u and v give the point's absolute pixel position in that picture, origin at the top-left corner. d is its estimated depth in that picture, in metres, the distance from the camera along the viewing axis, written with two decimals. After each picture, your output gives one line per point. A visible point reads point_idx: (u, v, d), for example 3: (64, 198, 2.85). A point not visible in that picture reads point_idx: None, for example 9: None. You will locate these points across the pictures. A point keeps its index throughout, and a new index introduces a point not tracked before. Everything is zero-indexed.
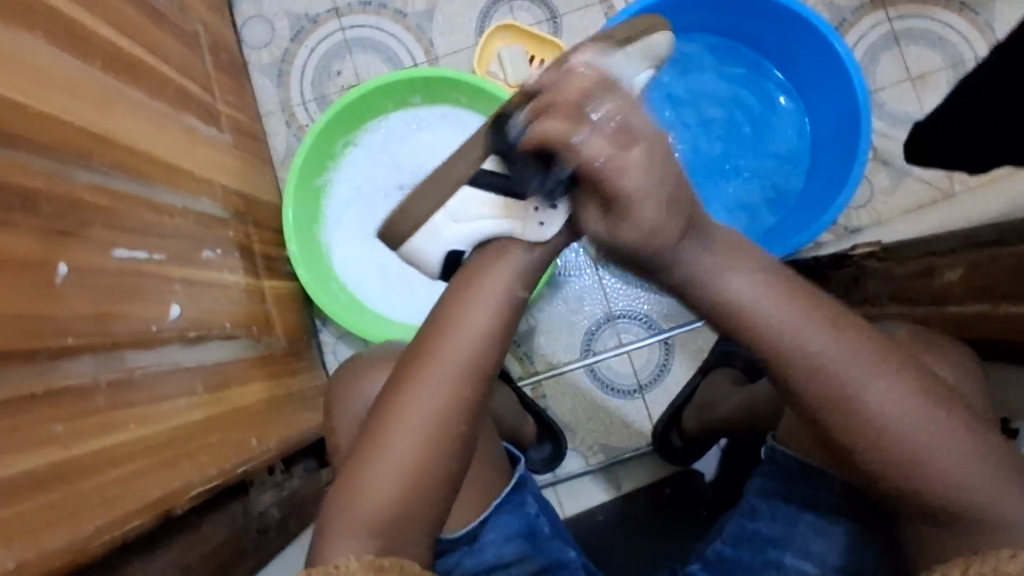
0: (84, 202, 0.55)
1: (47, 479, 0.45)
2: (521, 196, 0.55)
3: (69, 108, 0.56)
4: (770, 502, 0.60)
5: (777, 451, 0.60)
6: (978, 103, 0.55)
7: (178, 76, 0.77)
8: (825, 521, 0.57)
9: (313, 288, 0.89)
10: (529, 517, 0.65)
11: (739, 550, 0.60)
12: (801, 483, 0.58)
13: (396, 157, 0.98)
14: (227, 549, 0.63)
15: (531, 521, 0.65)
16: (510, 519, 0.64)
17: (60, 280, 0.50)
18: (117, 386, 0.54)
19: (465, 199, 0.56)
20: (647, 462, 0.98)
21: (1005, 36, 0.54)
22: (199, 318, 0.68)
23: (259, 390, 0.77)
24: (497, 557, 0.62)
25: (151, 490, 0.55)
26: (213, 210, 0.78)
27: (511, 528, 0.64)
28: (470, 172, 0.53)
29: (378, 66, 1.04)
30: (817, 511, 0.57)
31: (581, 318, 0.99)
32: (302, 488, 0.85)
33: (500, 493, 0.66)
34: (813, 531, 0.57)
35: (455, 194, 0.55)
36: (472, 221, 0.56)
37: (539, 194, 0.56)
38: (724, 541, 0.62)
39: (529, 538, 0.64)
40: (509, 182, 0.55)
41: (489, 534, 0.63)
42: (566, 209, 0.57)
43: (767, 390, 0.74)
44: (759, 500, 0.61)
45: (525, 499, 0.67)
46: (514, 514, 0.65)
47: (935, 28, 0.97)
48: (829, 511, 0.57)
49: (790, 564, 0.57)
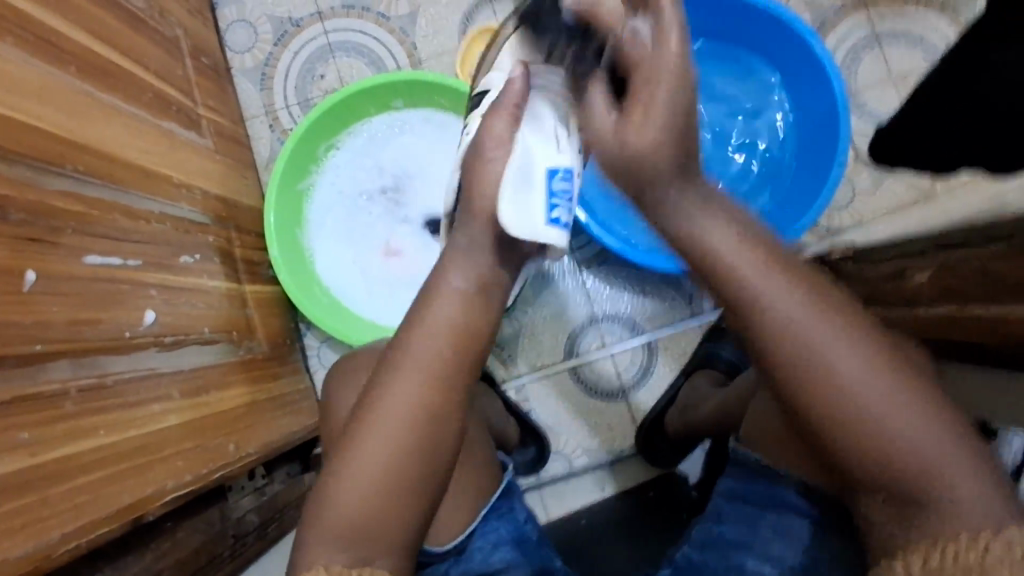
0: (54, 209, 0.55)
1: (12, 488, 0.45)
2: None
3: (39, 114, 0.55)
4: (735, 507, 0.60)
5: (741, 453, 0.62)
6: (943, 107, 0.55)
7: (156, 81, 0.77)
8: (784, 524, 0.57)
9: (296, 293, 0.89)
10: (517, 524, 0.65)
11: (705, 555, 0.59)
12: (765, 483, 0.59)
13: (379, 161, 0.98)
14: (203, 555, 0.63)
15: (519, 528, 0.65)
16: (498, 525, 0.64)
17: (28, 287, 0.50)
18: (88, 393, 0.54)
19: None
20: (631, 463, 0.98)
21: (969, 40, 0.54)
22: (175, 323, 0.68)
23: (239, 395, 0.77)
24: (484, 564, 0.62)
25: (122, 497, 0.55)
26: (192, 215, 0.77)
27: (499, 534, 0.64)
28: None
29: (361, 69, 1.04)
30: (780, 514, 0.57)
31: (565, 320, 0.99)
32: (283, 493, 0.85)
33: (488, 501, 0.65)
34: (773, 534, 0.57)
35: None
36: None
37: None
38: (691, 546, 0.61)
39: (517, 546, 0.64)
40: None
41: (478, 539, 0.63)
42: None
43: (738, 395, 0.76)
44: (725, 503, 0.61)
45: (513, 506, 0.67)
46: (503, 521, 0.65)
47: (916, 29, 0.98)
48: (792, 511, 0.57)
49: (751, 568, 0.56)
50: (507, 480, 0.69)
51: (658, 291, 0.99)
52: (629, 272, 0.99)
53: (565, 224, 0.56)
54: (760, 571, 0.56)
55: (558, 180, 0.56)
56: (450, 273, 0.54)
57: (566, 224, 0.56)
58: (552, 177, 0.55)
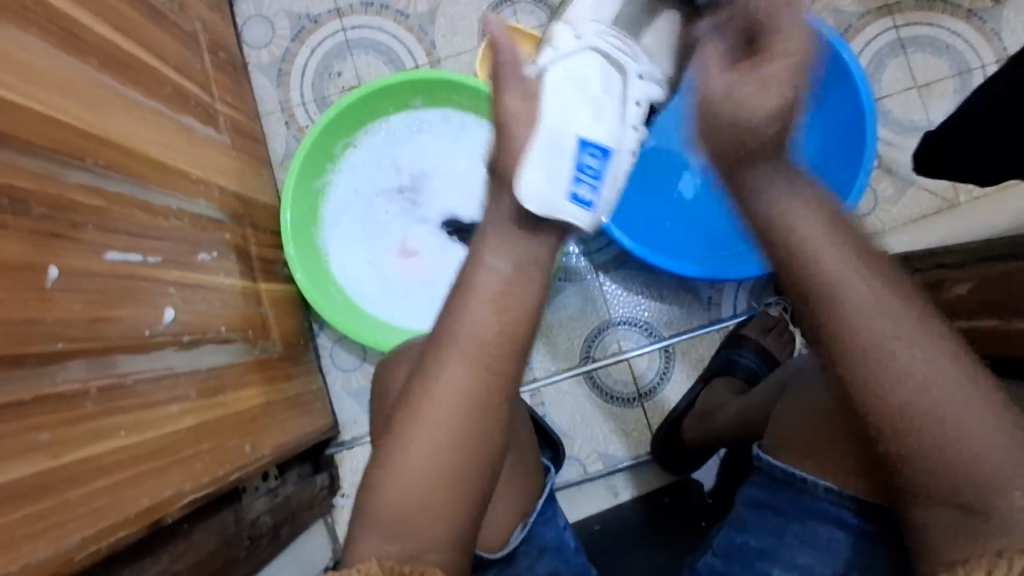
0: (74, 203, 0.54)
1: (36, 490, 0.44)
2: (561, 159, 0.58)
3: (65, 108, 0.55)
4: (760, 515, 0.61)
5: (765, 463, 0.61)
6: (995, 123, 0.55)
7: (176, 75, 0.76)
8: (811, 533, 0.57)
9: (311, 292, 0.88)
10: (559, 530, 0.68)
11: (729, 564, 0.60)
12: (797, 494, 0.58)
13: (396, 160, 0.97)
14: (219, 557, 0.63)
15: (559, 534, 0.68)
16: (544, 530, 0.67)
17: (50, 283, 0.49)
18: (108, 392, 0.53)
19: (548, 199, 0.56)
20: (646, 469, 0.97)
21: None
22: (193, 320, 0.67)
23: (255, 395, 0.76)
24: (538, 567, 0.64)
25: (141, 500, 0.54)
26: (210, 211, 0.76)
27: (547, 539, 0.66)
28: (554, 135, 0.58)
29: (379, 67, 1.03)
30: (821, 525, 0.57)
31: (580, 324, 0.98)
32: (295, 496, 0.84)
33: (535, 505, 0.67)
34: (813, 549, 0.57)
35: (548, 183, 0.56)
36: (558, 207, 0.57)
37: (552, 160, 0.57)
38: (714, 554, 0.62)
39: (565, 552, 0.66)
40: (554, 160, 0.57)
41: (526, 544, 0.65)
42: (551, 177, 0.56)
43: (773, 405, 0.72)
44: (750, 513, 0.62)
45: (555, 510, 0.69)
46: (549, 526, 0.67)
47: (942, 37, 0.97)
48: (834, 522, 0.56)
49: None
50: (550, 485, 0.70)
51: (676, 295, 0.98)
52: (647, 275, 0.98)
53: (584, 200, 0.58)
54: None
55: (587, 154, 0.59)
56: (495, 259, 0.56)
57: (588, 203, 0.59)
58: (580, 150, 0.59)
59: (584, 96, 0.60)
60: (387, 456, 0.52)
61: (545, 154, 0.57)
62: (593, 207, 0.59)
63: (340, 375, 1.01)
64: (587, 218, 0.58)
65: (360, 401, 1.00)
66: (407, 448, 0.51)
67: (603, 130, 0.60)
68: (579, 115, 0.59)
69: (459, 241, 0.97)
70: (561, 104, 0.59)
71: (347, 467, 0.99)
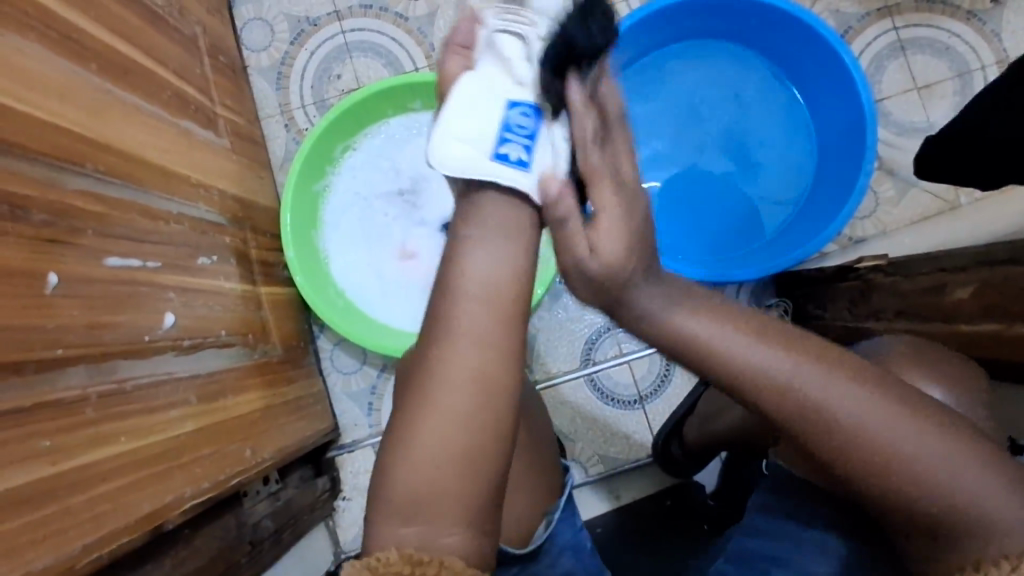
0: (74, 208, 0.53)
1: (37, 498, 0.44)
2: (462, 121, 0.52)
3: (65, 114, 0.55)
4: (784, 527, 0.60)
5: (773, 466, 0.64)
6: (997, 128, 0.55)
7: (176, 80, 0.76)
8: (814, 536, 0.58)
9: (311, 295, 0.87)
10: (575, 530, 0.68)
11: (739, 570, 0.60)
12: None
13: (395, 162, 0.97)
14: (220, 563, 0.63)
15: (577, 536, 0.67)
16: (564, 528, 0.66)
17: (50, 289, 0.49)
18: (108, 398, 0.53)
19: (462, 161, 0.52)
20: (647, 473, 0.96)
21: None
22: (193, 325, 0.67)
23: (255, 399, 0.76)
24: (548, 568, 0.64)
25: (141, 505, 0.54)
26: (210, 215, 0.76)
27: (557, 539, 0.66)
28: (454, 100, 0.53)
29: (378, 69, 1.03)
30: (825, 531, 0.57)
31: (581, 327, 0.98)
32: (296, 499, 0.83)
33: (556, 505, 0.66)
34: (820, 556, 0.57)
35: (456, 148, 0.52)
36: (475, 167, 0.51)
37: (455, 123, 0.53)
38: (727, 560, 0.62)
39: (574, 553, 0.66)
40: (459, 120, 0.53)
41: (548, 543, 0.64)
42: (462, 141, 0.52)
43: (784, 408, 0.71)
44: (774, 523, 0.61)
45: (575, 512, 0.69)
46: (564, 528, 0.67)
47: (941, 38, 0.96)
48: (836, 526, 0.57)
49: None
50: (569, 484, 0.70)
51: None
52: None
53: (515, 161, 0.51)
54: None
55: (515, 114, 0.53)
56: None
57: (520, 160, 0.52)
58: (511, 109, 0.53)
59: (492, 80, 0.53)
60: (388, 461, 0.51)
61: (450, 117, 0.53)
62: (531, 166, 0.52)
63: (341, 377, 1.00)
64: (524, 179, 0.51)
65: (362, 405, 1.00)
66: (408, 451, 0.49)
67: (532, 86, 0.53)
68: (495, 93, 0.53)
69: (459, 244, 0.97)
70: (470, 93, 0.53)
71: (348, 470, 0.99)
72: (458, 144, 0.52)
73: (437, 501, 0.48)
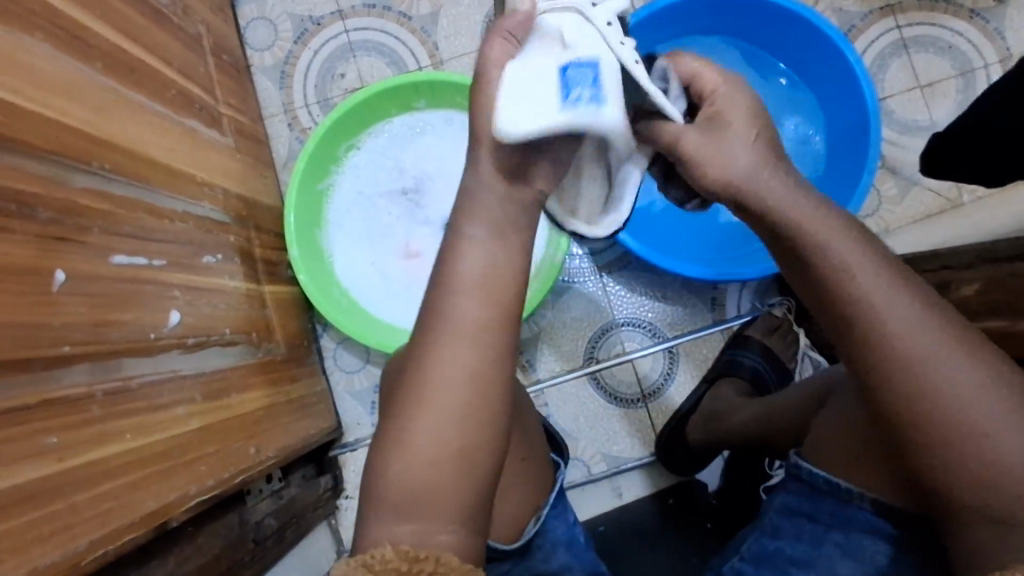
0: (81, 207, 0.54)
1: (43, 494, 0.44)
2: (524, 89, 0.50)
3: (72, 113, 0.55)
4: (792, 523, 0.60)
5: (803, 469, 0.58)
6: (1002, 125, 0.55)
7: (180, 78, 0.76)
8: (855, 544, 0.55)
9: (315, 294, 0.88)
10: (570, 525, 0.68)
11: (760, 570, 0.60)
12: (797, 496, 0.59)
13: (399, 161, 0.97)
14: (224, 561, 0.63)
15: (571, 530, 0.68)
16: (557, 523, 0.67)
17: (56, 287, 0.49)
18: (113, 396, 0.53)
19: (531, 120, 0.49)
20: (649, 471, 0.97)
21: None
22: (198, 323, 0.67)
23: (259, 397, 0.76)
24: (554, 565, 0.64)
25: (146, 503, 0.54)
26: (214, 213, 0.76)
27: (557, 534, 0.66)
28: (508, 75, 0.51)
29: (381, 69, 1.03)
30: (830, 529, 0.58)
31: (584, 325, 0.98)
32: (299, 497, 0.84)
33: (548, 499, 0.67)
34: (838, 552, 0.56)
35: (519, 113, 0.49)
36: (545, 123, 0.49)
37: (514, 93, 0.50)
38: (743, 558, 0.62)
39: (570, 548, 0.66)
40: (521, 88, 0.50)
41: (539, 537, 0.65)
42: (527, 105, 0.49)
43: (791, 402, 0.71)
44: (781, 518, 0.60)
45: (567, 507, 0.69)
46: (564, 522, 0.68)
47: (945, 36, 0.96)
48: (865, 529, 0.55)
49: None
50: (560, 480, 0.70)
51: (679, 296, 0.98)
52: (649, 276, 0.98)
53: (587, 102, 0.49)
54: None
55: (572, 66, 0.49)
56: None
57: (592, 102, 0.49)
58: (566, 66, 0.50)
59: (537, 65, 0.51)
60: (392, 454, 0.50)
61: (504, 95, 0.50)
62: (605, 104, 0.49)
63: (344, 376, 1.01)
64: (603, 117, 0.49)
65: (365, 403, 1.00)
66: (413, 446, 0.49)
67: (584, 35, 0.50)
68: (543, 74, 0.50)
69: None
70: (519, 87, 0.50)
71: (351, 468, 0.99)
72: (525, 105, 0.49)
73: (442, 499, 0.48)
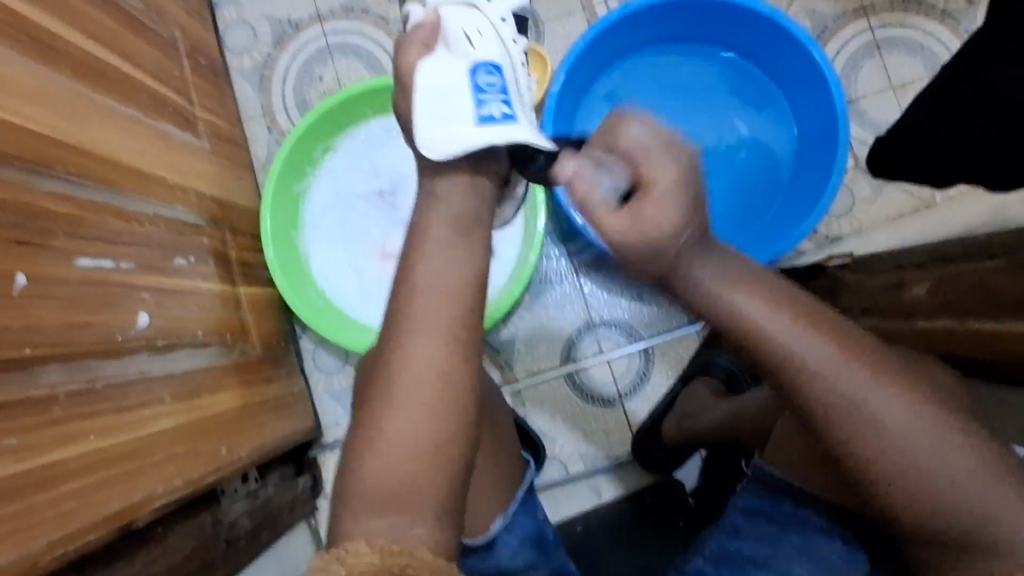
0: (45, 211, 0.54)
1: (1, 495, 0.44)
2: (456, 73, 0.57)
3: (36, 117, 0.55)
4: (755, 524, 0.61)
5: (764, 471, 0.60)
6: (948, 127, 0.56)
7: (152, 82, 0.76)
8: (812, 546, 0.58)
9: (290, 295, 0.88)
10: (538, 523, 0.69)
11: (719, 572, 0.60)
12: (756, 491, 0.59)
13: (376, 163, 0.98)
14: (194, 560, 0.63)
15: (539, 527, 0.69)
16: (525, 521, 0.67)
17: (18, 291, 0.50)
18: (76, 397, 0.53)
19: (445, 123, 0.55)
20: (627, 470, 0.97)
21: (980, 62, 0.54)
22: (168, 325, 0.68)
23: (233, 398, 0.77)
24: (513, 563, 0.65)
25: (110, 503, 0.54)
26: (187, 216, 0.77)
27: (524, 529, 0.67)
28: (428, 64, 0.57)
29: (359, 71, 1.04)
30: (805, 537, 0.58)
31: (561, 324, 0.98)
32: (275, 497, 0.84)
33: (519, 496, 0.68)
34: (796, 554, 0.58)
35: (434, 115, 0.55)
36: (459, 132, 0.55)
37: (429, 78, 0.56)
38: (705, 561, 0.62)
39: (538, 546, 0.67)
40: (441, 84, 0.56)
41: (508, 532, 0.65)
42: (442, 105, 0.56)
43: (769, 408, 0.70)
44: (742, 519, 0.62)
45: (537, 505, 0.70)
46: (528, 517, 0.68)
47: (917, 38, 0.97)
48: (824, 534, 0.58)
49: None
50: (530, 478, 0.71)
51: (654, 296, 0.98)
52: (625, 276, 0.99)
53: (500, 117, 0.56)
54: None
55: (482, 76, 0.57)
56: None
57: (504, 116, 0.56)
58: (474, 75, 0.57)
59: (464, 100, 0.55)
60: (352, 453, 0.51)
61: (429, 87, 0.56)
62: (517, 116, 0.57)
63: (322, 376, 1.01)
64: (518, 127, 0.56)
65: (344, 404, 1.01)
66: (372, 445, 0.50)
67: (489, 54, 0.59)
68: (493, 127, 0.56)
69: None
70: (433, 113, 0.55)
71: (329, 469, 1.00)
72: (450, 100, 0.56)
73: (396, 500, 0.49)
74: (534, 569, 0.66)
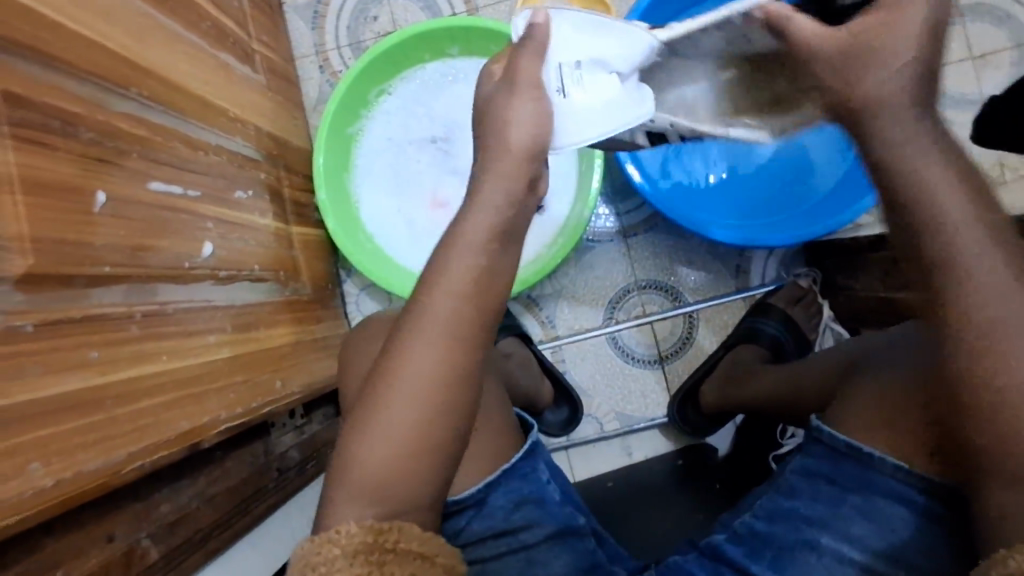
0: (121, 131, 0.54)
1: (86, 404, 0.46)
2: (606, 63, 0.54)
3: (113, 37, 0.55)
4: (811, 483, 0.55)
5: (825, 432, 0.55)
6: None
7: (214, 10, 0.75)
8: (871, 506, 0.52)
9: (340, 237, 0.89)
10: (540, 483, 0.62)
11: (773, 526, 0.56)
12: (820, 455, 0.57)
13: (430, 109, 0.96)
14: (250, 485, 0.65)
15: (541, 488, 0.62)
16: (520, 485, 0.61)
17: (98, 208, 0.50)
18: (151, 318, 0.54)
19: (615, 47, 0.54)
20: (663, 432, 0.98)
21: None
22: (229, 256, 0.68)
23: (286, 334, 0.78)
24: (506, 522, 0.59)
25: (180, 422, 0.56)
26: (247, 150, 0.77)
27: (521, 493, 0.61)
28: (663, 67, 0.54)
29: (415, 13, 1.01)
30: (865, 496, 0.52)
31: (606, 284, 0.98)
32: (321, 433, 0.86)
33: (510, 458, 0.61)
34: (855, 514, 0.53)
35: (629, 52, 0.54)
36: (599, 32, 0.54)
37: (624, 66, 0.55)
38: (756, 515, 0.58)
39: (539, 506, 0.61)
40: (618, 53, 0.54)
41: (502, 494, 0.60)
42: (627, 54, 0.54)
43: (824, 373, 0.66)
44: (797, 479, 0.56)
45: (536, 465, 0.63)
46: (525, 482, 0.61)
47: (1003, 6, 0.92)
48: (883, 495, 0.52)
49: (827, 546, 0.53)
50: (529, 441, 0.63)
51: (704, 262, 0.97)
52: (677, 241, 0.97)
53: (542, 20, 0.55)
54: (838, 550, 0.53)
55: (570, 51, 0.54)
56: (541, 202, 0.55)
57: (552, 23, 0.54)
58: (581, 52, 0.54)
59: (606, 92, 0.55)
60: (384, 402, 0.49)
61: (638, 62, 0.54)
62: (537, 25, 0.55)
63: None
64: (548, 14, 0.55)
65: None
66: (418, 393, 0.49)
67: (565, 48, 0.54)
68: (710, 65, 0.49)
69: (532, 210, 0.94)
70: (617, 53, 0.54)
71: None
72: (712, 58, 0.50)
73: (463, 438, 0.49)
74: (534, 527, 0.60)
